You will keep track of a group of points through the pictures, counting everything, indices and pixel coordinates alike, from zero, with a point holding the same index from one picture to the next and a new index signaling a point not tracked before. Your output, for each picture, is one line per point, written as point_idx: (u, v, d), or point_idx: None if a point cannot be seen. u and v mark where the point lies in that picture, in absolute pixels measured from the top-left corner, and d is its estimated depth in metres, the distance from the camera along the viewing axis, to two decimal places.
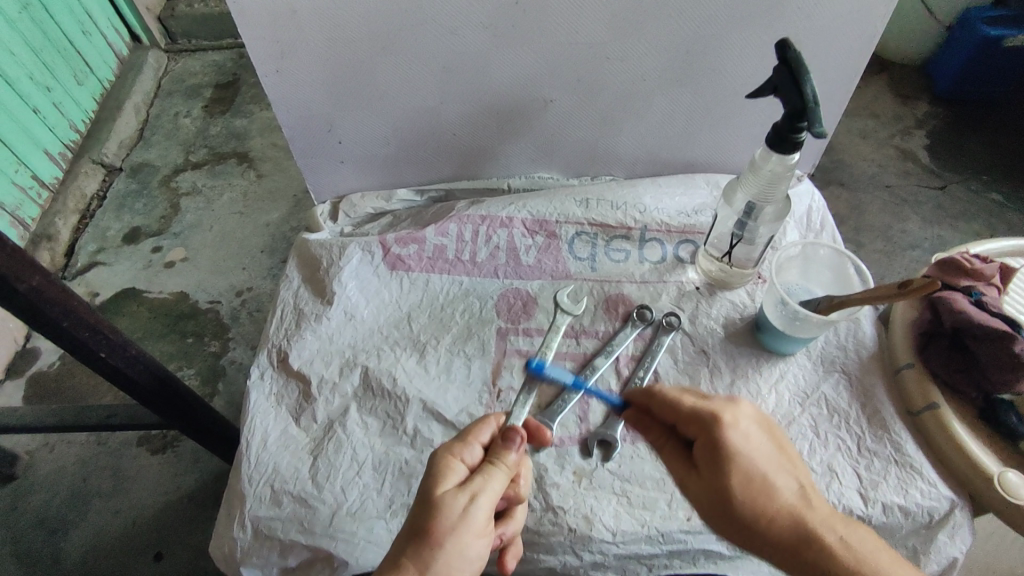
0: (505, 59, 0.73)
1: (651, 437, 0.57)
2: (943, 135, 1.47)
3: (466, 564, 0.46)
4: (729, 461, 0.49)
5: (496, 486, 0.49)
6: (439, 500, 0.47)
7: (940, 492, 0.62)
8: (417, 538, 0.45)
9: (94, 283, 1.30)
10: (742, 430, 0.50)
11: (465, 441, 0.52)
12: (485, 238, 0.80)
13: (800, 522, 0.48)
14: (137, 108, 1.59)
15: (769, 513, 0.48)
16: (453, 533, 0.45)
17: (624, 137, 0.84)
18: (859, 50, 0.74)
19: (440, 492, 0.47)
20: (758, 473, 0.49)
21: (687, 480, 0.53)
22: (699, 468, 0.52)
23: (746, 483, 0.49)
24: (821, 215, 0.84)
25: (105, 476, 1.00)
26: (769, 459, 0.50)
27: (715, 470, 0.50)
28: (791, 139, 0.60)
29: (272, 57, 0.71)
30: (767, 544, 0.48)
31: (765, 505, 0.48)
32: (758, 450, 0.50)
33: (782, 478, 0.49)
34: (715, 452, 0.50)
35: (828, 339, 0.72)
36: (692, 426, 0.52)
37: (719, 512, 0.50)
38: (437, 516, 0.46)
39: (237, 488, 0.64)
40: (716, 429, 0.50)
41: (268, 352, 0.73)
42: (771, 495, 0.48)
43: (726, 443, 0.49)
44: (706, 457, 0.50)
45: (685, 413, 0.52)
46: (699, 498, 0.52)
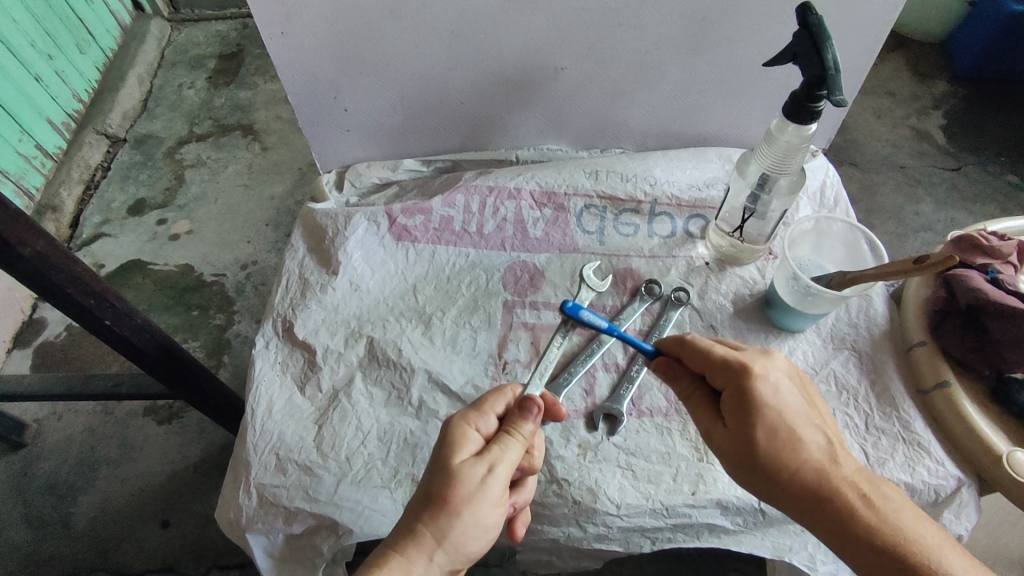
0: (514, 24, 0.70)
1: (680, 386, 0.56)
2: (960, 115, 1.44)
3: (480, 530, 0.46)
4: (756, 411, 0.48)
5: (512, 455, 0.49)
6: (456, 469, 0.46)
7: (949, 471, 0.62)
8: (433, 506, 0.45)
9: (99, 254, 1.30)
10: (772, 380, 0.50)
11: (480, 411, 0.51)
12: (493, 210, 0.79)
13: (824, 475, 0.47)
14: (140, 79, 1.58)
15: (794, 466, 0.48)
16: (469, 502, 0.46)
17: (635, 109, 0.82)
18: (881, 19, 0.72)
19: (458, 461, 0.47)
20: (786, 423, 0.48)
21: (712, 428, 0.52)
22: (725, 418, 0.51)
23: (772, 431, 0.48)
24: (836, 191, 0.82)
25: (113, 445, 1.01)
26: (798, 411, 0.49)
27: (739, 418, 0.49)
28: (808, 108, 0.58)
29: (276, 18, 0.69)
30: (789, 495, 0.48)
31: (791, 455, 0.48)
32: (785, 400, 0.49)
33: (808, 429, 0.49)
34: (743, 397, 0.49)
35: (839, 316, 0.72)
36: (720, 374, 0.51)
37: (740, 460, 0.49)
38: (454, 485, 0.46)
39: (242, 456, 0.64)
40: (746, 376, 0.49)
41: (273, 321, 0.73)
42: (798, 446, 0.48)
43: (758, 392, 0.49)
44: (733, 402, 0.50)
45: (714, 360, 0.51)
46: (722, 448, 0.51)
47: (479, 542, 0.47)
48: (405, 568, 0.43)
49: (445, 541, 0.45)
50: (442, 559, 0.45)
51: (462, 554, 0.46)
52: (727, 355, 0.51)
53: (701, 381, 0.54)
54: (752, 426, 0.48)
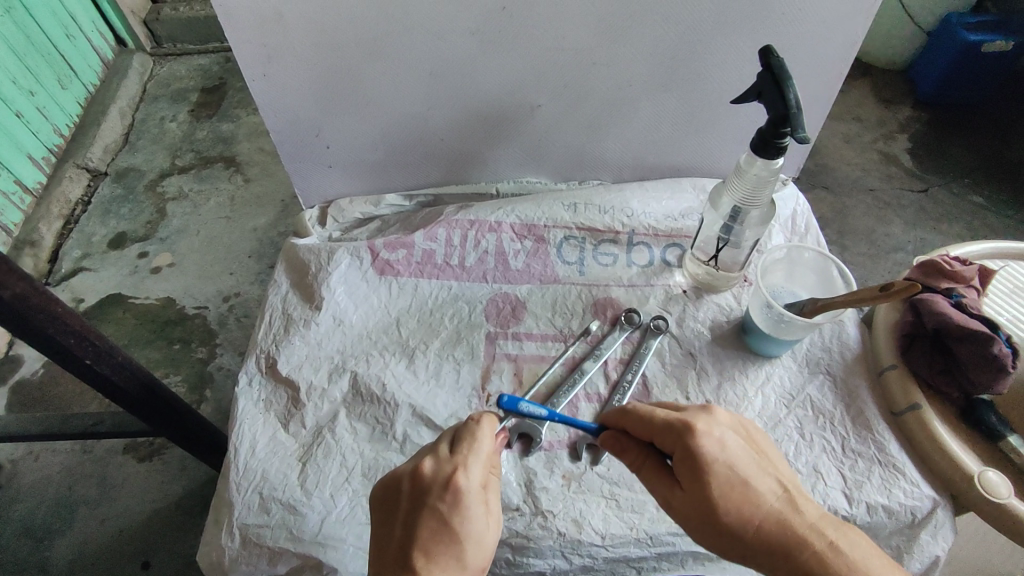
0: (492, 64, 0.73)
1: (629, 458, 0.56)
2: (925, 139, 1.50)
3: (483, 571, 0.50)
4: (701, 470, 0.49)
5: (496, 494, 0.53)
6: (473, 527, 0.49)
7: (923, 491, 0.63)
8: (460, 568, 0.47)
9: (79, 288, 1.29)
10: (716, 437, 0.51)
11: (475, 458, 0.51)
12: (474, 243, 0.80)
13: (785, 526, 0.48)
14: (122, 112, 1.58)
15: (750, 520, 0.49)
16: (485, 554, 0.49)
17: (611, 142, 0.85)
18: (842, 57, 0.75)
19: (473, 521, 0.49)
20: (738, 478, 0.49)
21: (671, 495, 0.53)
22: (683, 483, 0.51)
23: (718, 488, 0.49)
24: (806, 218, 0.85)
25: (91, 485, 0.99)
26: (746, 461, 0.50)
27: (694, 476, 0.50)
28: (774, 143, 0.61)
29: (258, 61, 0.70)
30: (760, 549, 0.49)
31: (739, 511, 0.49)
32: (733, 452, 0.51)
33: (761, 482, 0.50)
34: (686, 454, 0.50)
35: (813, 341, 0.74)
36: (666, 439, 0.52)
37: (704, 520, 0.50)
38: (478, 545, 0.49)
39: (225, 495, 0.64)
40: (690, 437, 0.50)
41: (256, 357, 0.73)
42: (753, 501, 0.49)
43: (703, 445, 0.50)
44: (681, 461, 0.51)
45: (658, 426, 0.52)
46: (684, 511, 0.51)
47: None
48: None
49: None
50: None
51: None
52: (670, 419, 0.52)
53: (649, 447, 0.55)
54: (703, 482, 0.50)
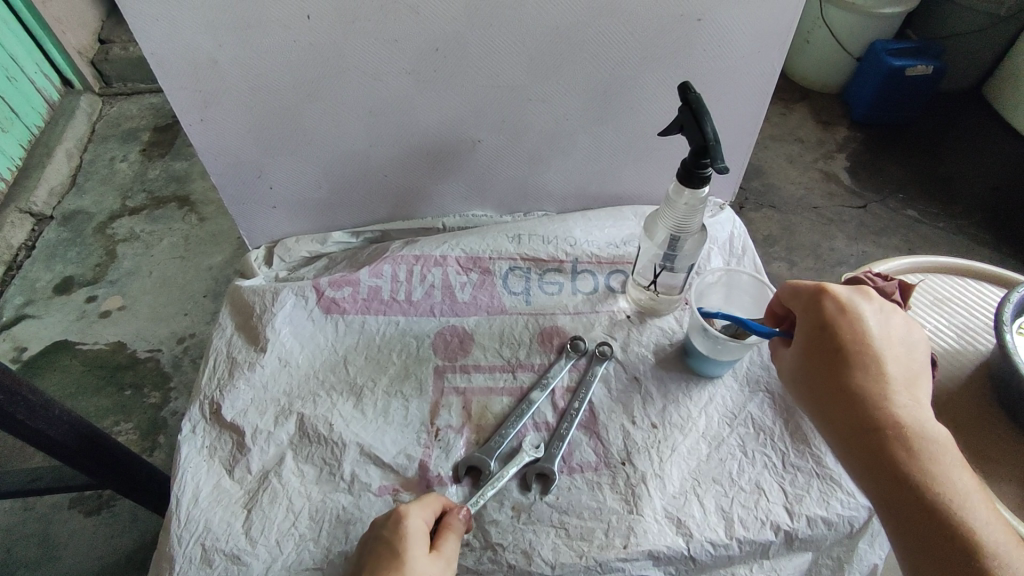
0: (430, 104, 0.75)
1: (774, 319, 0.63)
2: (861, 158, 1.57)
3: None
4: (829, 331, 0.55)
5: (453, 550, 0.55)
6: (417, 561, 0.52)
7: (860, 501, 0.65)
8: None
9: (21, 337, 1.24)
10: (864, 320, 0.56)
11: (431, 507, 0.57)
12: (420, 277, 0.81)
13: (869, 397, 0.53)
14: (69, 154, 1.55)
15: (848, 377, 0.54)
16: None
17: (553, 174, 0.87)
18: (763, 88, 0.80)
19: (415, 556, 0.52)
20: (864, 350, 0.54)
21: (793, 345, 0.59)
22: (803, 330, 0.58)
23: (829, 342, 0.55)
24: (742, 241, 0.88)
25: (33, 544, 0.95)
26: (875, 338, 0.55)
27: (818, 321, 0.56)
28: (698, 174, 0.63)
29: (195, 107, 0.71)
30: (845, 407, 0.53)
31: (854, 374, 0.54)
32: (874, 330, 0.55)
33: (888, 359, 0.54)
34: (825, 313, 0.56)
35: (752, 359, 0.76)
36: (804, 293, 0.59)
37: (813, 366, 0.56)
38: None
39: (167, 549, 0.62)
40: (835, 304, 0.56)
41: (200, 404, 0.71)
42: (863, 373, 0.54)
43: (841, 306, 0.56)
44: (808, 318, 0.57)
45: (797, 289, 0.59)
46: (799, 353, 0.58)
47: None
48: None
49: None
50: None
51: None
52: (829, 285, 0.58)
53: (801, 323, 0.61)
54: (833, 335, 0.55)
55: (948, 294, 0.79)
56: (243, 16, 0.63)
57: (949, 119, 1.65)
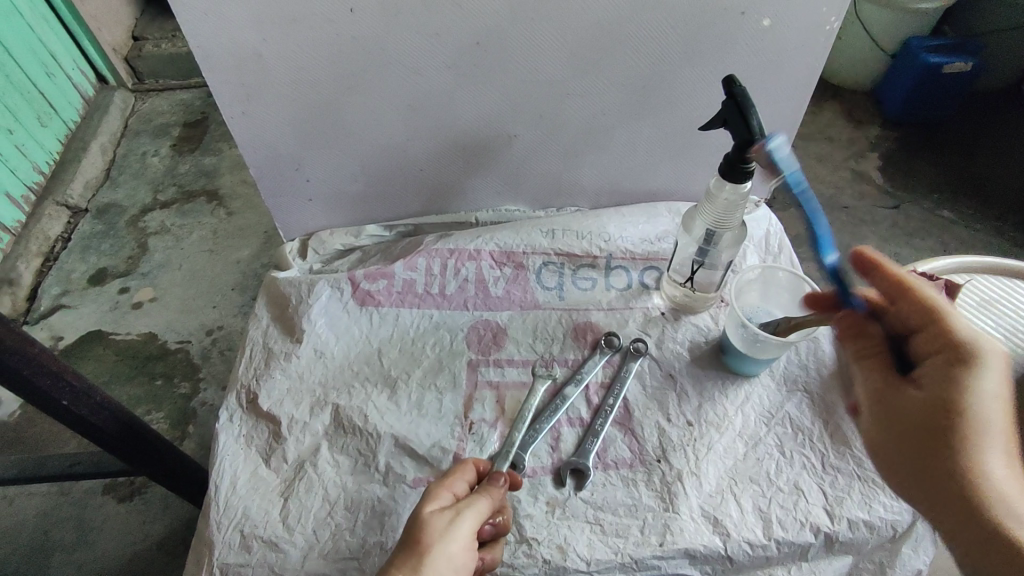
0: (468, 98, 0.75)
1: (861, 344, 0.53)
2: (894, 157, 1.54)
3: (446, 569, 0.48)
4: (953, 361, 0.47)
5: (478, 505, 0.53)
6: (426, 515, 0.51)
7: (903, 505, 0.64)
8: (406, 546, 0.48)
9: (58, 326, 1.27)
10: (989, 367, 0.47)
11: (454, 476, 0.56)
12: (454, 271, 0.81)
13: (972, 471, 0.46)
14: (103, 149, 1.59)
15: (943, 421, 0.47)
16: (438, 542, 0.49)
17: (587, 169, 0.87)
18: (804, 83, 0.78)
19: (425, 512, 0.51)
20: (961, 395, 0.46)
21: (888, 390, 0.50)
22: (921, 379, 0.49)
23: (946, 407, 0.47)
24: (779, 239, 0.87)
25: (69, 528, 0.97)
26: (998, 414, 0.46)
27: (945, 380, 0.47)
28: (741, 168, 0.62)
29: (237, 99, 0.72)
30: (954, 476, 0.46)
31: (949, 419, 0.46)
32: (1003, 402, 0.46)
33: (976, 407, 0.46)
34: (943, 363, 0.48)
35: (790, 359, 0.75)
36: (933, 343, 0.49)
37: (916, 423, 0.48)
38: (425, 528, 0.50)
39: (206, 534, 0.63)
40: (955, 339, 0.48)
41: (237, 393, 0.72)
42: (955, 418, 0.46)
43: (974, 370, 0.47)
44: (933, 335, 0.49)
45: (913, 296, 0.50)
46: (898, 402, 0.49)
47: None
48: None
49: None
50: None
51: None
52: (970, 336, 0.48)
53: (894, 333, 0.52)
54: (958, 399, 0.46)
55: (994, 296, 0.77)
56: (287, 9, 0.64)
57: (986, 118, 1.61)
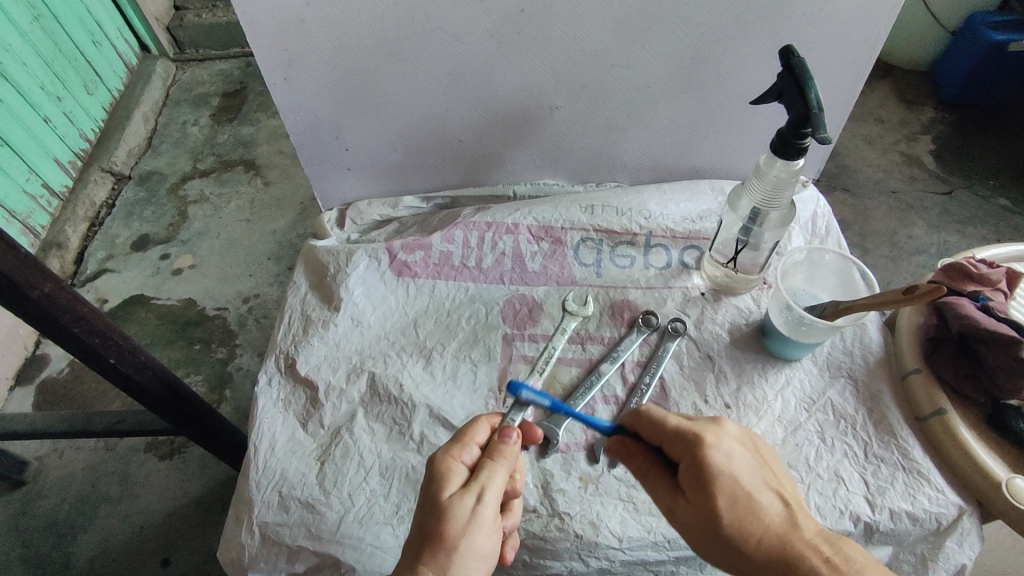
0: (510, 67, 0.73)
1: (635, 464, 0.54)
2: (949, 140, 1.47)
3: (474, 561, 0.47)
4: (709, 479, 0.48)
5: (497, 476, 0.50)
6: (446, 504, 0.48)
7: (948, 498, 0.62)
8: (430, 541, 0.46)
9: (102, 289, 1.31)
10: (725, 450, 0.49)
11: (463, 442, 0.53)
12: (491, 244, 0.80)
13: (774, 549, 0.47)
14: (145, 117, 1.62)
15: (728, 527, 0.47)
16: (465, 535, 0.47)
17: (629, 144, 0.84)
18: (864, 55, 0.74)
19: (446, 497, 0.48)
20: (744, 490, 0.48)
21: (674, 505, 0.51)
22: (685, 491, 0.50)
23: (704, 514, 0.48)
24: (827, 220, 0.83)
25: (113, 482, 1.01)
26: (755, 479, 0.49)
27: (697, 490, 0.48)
28: (795, 145, 0.60)
29: (280, 65, 0.71)
30: (752, 565, 0.48)
31: (733, 527, 0.47)
32: (750, 476, 0.49)
33: (753, 498, 0.48)
34: (700, 473, 0.48)
35: (834, 344, 0.72)
36: (676, 448, 0.50)
37: (702, 532, 0.49)
38: (448, 519, 0.47)
39: (245, 493, 0.65)
40: (700, 450, 0.48)
41: (276, 357, 0.73)
42: (754, 516, 0.48)
43: (712, 465, 0.48)
44: (687, 466, 0.49)
45: (668, 433, 0.50)
46: (682, 519, 0.50)
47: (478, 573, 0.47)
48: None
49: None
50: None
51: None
52: (678, 427, 0.50)
53: (656, 455, 0.53)
54: (708, 500, 0.48)
55: None
56: None
57: None
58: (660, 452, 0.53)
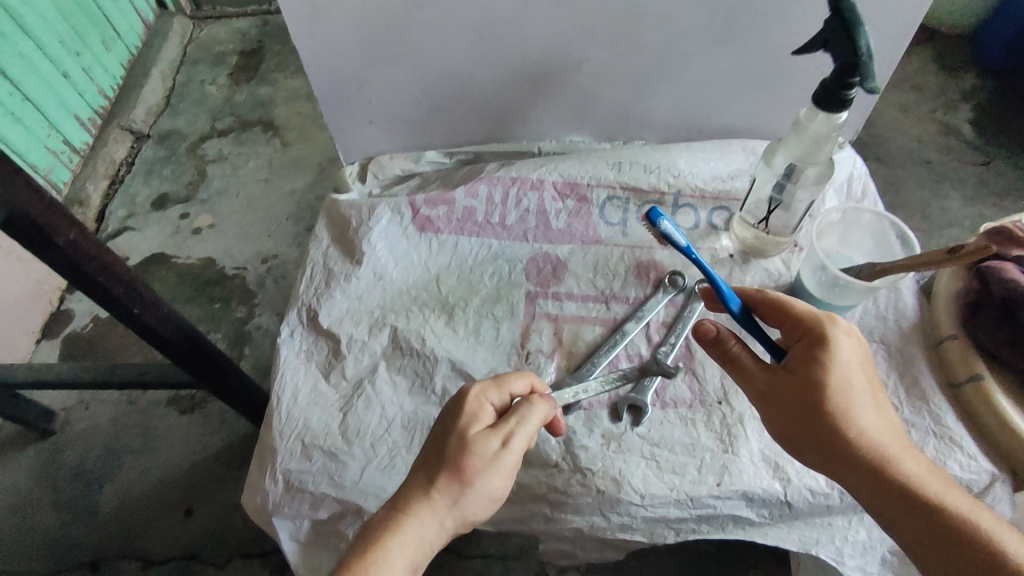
0: (540, 17, 0.70)
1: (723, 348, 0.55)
2: (989, 109, 1.41)
3: (481, 500, 0.48)
4: (834, 360, 0.50)
5: (523, 426, 0.50)
6: (471, 439, 0.48)
7: (980, 465, 0.61)
8: (447, 471, 0.47)
9: (124, 247, 1.32)
10: (854, 340, 0.51)
11: (499, 385, 0.52)
12: (515, 200, 0.78)
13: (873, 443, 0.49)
14: (163, 76, 1.60)
15: (839, 408, 0.49)
16: (481, 473, 0.47)
17: (659, 101, 0.82)
18: (912, 6, 0.70)
19: (470, 434, 0.48)
20: (863, 382, 0.50)
21: (775, 382, 0.52)
22: (799, 368, 0.51)
23: (802, 403, 0.50)
24: (863, 182, 0.80)
25: (137, 434, 1.03)
26: (872, 378, 0.51)
27: (820, 366, 0.50)
28: (839, 96, 0.57)
29: (304, 15, 0.69)
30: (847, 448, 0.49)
31: (847, 412, 0.49)
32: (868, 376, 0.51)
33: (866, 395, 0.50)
34: (826, 351, 0.50)
35: (868, 309, 0.70)
36: (807, 324, 0.52)
37: (805, 405, 0.50)
38: (469, 455, 0.47)
39: (268, 442, 0.65)
40: (832, 327, 0.51)
41: (298, 310, 0.73)
42: (865, 409, 0.50)
43: (838, 346, 0.50)
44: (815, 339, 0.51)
45: (800, 313, 0.53)
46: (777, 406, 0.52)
47: (482, 510, 0.48)
48: (420, 530, 0.45)
49: (457, 510, 0.46)
50: (450, 525, 0.47)
51: (463, 520, 0.48)
52: (803, 320, 0.52)
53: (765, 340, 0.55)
54: (817, 391, 0.50)
55: None
56: None
57: None
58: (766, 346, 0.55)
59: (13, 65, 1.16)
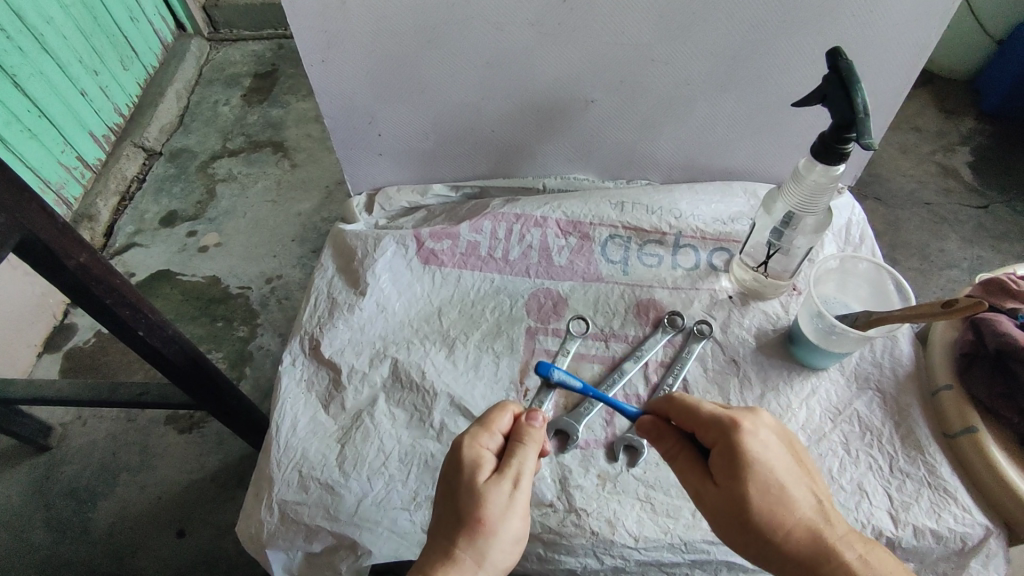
0: (546, 59, 0.73)
1: (665, 446, 0.55)
2: (987, 153, 1.43)
3: (506, 544, 0.48)
4: (742, 469, 0.48)
5: (529, 462, 0.51)
6: (481, 491, 0.48)
7: (975, 519, 0.61)
8: (467, 528, 0.47)
9: (131, 263, 1.33)
10: (761, 438, 0.49)
11: (488, 429, 0.52)
12: (519, 237, 0.80)
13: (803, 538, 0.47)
14: (178, 95, 1.63)
15: (754, 517, 0.47)
16: (501, 519, 0.48)
17: (661, 143, 0.84)
18: (911, 61, 0.73)
19: (478, 483, 0.49)
20: (777, 482, 0.48)
21: (701, 489, 0.51)
22: (714, 475, 0.50)
23: (740, 489, 0.48)
24: (861, 229, 0.82)
25: (134, 452, 1.03)
26: (788, 472, 0.49)
27: (728, 478, 0.48)
28: (837, 149, 0.58)
29: (318, 47, 0.72)
30: (778, 557, 0.47)
31: (764, 518, 0.47)
32: (787, 474, 0.48)
33: (786, 495, 0.48)
34: (731, 461, 0.48)
35: (863, 355, 0.71)
36: (708, 431, 0.50)
37: (726, 518, 0.49)
38: (483, 504, 0.48)
39: (265, 470, 0.65)
40: (734, 435, 0.49)
41: (301, 338, 0.74)
42: (788, 507, 0.47)
43: (745, 451, 0.48)
44: (719, 452, 0.49)
45: (701, 421, 0.51)
46: (710, 506, 0.50)
47: (511, 552, 0.49)
48: None
49: (485, 565, 0.46)
50: None
51: (496, 570, 0.48)
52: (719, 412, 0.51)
53: (688, 440, 0.54)
54: (734, 505, 0.48)
55: None
56: None
57: None
58: (693, 440, 0.54)
59: (33, 83, 1.19)
